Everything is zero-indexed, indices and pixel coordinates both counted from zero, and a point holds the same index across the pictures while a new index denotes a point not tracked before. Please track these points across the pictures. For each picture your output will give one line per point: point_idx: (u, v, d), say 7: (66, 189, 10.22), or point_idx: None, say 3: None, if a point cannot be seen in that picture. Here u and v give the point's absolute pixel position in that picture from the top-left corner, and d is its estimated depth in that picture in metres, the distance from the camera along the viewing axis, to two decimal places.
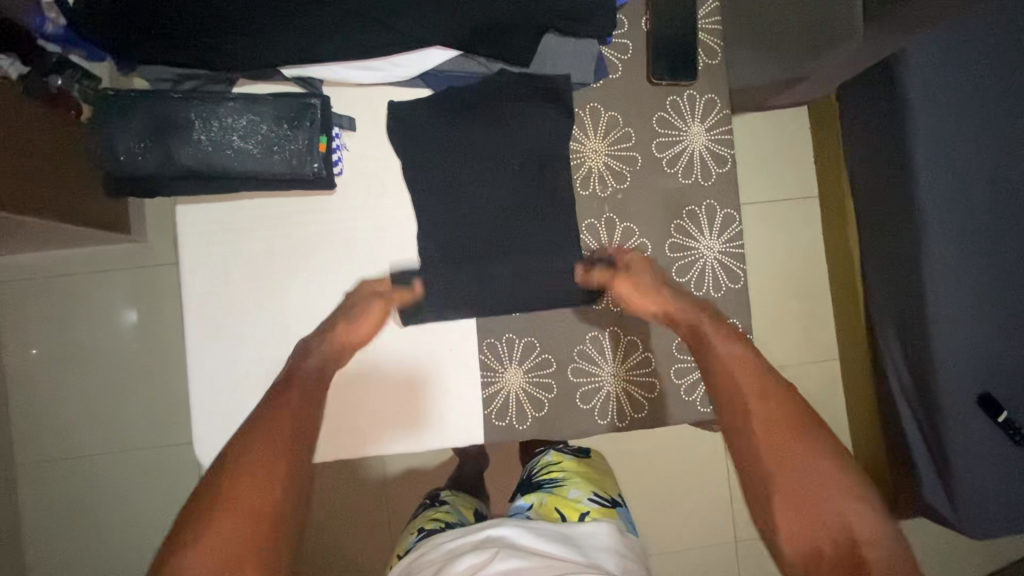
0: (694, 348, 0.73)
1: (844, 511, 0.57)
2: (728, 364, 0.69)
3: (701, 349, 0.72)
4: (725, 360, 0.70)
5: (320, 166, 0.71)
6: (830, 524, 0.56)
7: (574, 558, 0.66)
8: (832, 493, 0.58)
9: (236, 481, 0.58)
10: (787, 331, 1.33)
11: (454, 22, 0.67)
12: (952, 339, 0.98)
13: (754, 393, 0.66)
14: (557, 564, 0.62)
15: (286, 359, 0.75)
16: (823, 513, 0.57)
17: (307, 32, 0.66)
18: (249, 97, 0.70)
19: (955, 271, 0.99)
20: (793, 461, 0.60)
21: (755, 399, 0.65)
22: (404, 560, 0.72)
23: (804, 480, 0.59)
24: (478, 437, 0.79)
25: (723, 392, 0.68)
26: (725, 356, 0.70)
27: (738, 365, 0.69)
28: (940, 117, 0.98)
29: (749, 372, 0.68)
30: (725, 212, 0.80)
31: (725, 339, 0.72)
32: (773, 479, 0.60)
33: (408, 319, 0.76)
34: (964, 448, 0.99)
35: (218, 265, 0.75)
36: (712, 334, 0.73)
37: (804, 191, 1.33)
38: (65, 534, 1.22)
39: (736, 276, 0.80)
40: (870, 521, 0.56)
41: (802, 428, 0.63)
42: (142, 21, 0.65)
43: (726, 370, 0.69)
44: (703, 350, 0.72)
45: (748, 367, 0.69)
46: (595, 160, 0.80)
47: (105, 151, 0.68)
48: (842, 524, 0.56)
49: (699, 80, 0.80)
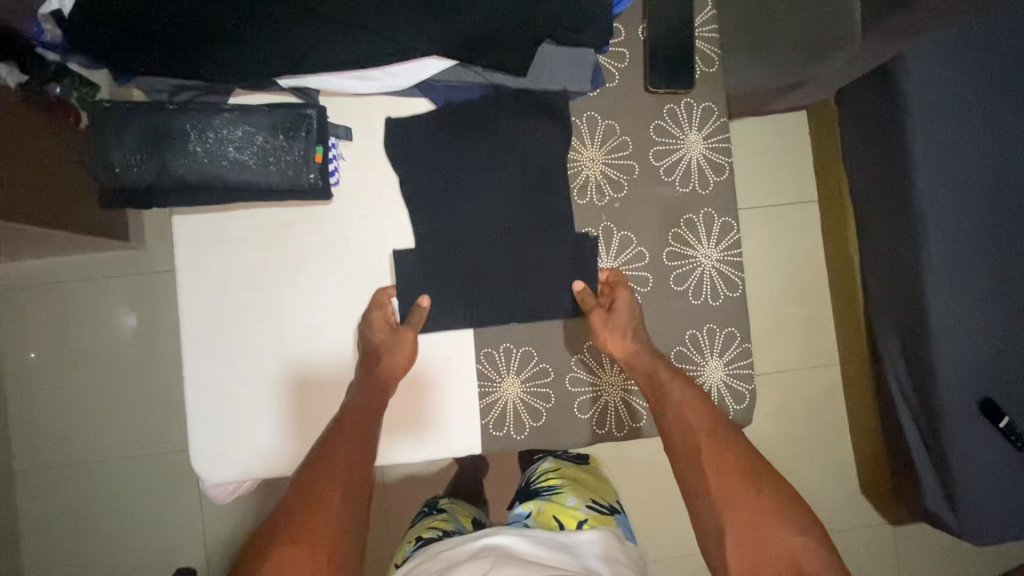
0: (654, 397, 0.74)
1: (790, 545, 0.60)
2: (684, 411, 0.71)
3: (660, 397, 0.73)
4: (681, 405, 0.72)
5: (317, 176, 0.71)
6: (776, 559, 0.59)
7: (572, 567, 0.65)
8: (779, 528, 0.61)
9: (282, 521, 0.61)
10: (787, 337, 1.33)
11: (451, 31, 0.67)
12: (954, 345, 0.98)
13: (706, 436, 0.69)
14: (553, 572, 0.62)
15: (322, 386, 0.75)
16: (771, 549, 0.60)
17: (303, 42, 0.66)
18: (245, 108, 0.69)
19: (956, 277, 0.98)
20: (741, 498, 0.64)
21: (707, 440, 0.69)
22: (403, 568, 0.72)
23: (751, 515, 0.62)
24: (476, 447, 0.78)
25: (678, 436, 0.71)
26: (680, 405, 0.72)
27: (692, 409, 0.71)
28: (940, 123, 0.98)
29: (702, 415, 0.71)
30: (723, 220, 0.80)
31: (680, 384, 0.73)
32: (725, 517, 0.63)
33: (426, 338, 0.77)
34: (966, 454, 0.99)
35: (216, 275, 0.75)
36: (669, 382, 0.74)
37: (802, 197, 1.33)
38: (64, 540, 1.22)
39: (735, 285, 0.80)
40: (813, 553, 0.60)
41: (751, 467, 0.67)
42: (138, 33, 0.65)
43: (682, 414, 0.71)
44: (662, 398, 0.73)
45: (703, 412, 0.72)
46: (593, 169, 0.79)
47: (100, 163, 0.67)
48: (789, 557, 0.59)
49: (696, 88, 0.80)
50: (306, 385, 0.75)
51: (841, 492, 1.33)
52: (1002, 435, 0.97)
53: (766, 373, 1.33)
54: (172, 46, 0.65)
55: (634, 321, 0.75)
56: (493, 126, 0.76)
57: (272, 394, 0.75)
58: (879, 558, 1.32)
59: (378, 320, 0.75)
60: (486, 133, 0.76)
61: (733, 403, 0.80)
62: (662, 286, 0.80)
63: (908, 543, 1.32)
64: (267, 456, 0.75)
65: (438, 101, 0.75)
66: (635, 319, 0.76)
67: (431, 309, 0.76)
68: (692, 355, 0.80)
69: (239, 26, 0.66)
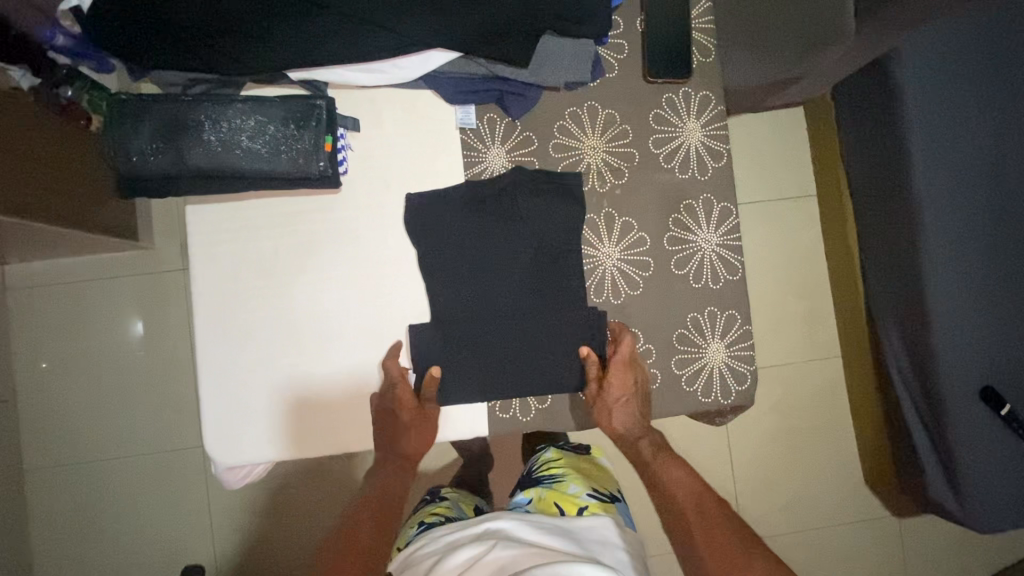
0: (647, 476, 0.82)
1: None
2: (675, 490, 0.79)
3: (652, 477, 0.82)
4: (671, 483, 0.80)
5: (326, 165, 0.72)
6: None
7: (574, 550, 0.66)
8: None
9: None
10: (789, 328, 1.34)
11: (455, 24, 0.69)
12: (953, 333, 0.99)
13: (695, 509, 0.77)
14: (555, 554, 0.62)
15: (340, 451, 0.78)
16: None
17: (313, 35, 0.68)
18: (258, 99, 0.71)
19: (954, 266, 0.99)
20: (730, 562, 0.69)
21: (695, 513, 0.76)
22: (403, 553, 0.73)
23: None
24: (482, 430, 0.79)
25: (672, 511, 0.78)
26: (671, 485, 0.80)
27: (682, 485, 0.79)
28: (935, 114, 0.99)
29: (690, 491, 0.79)
30: (723, 205, 0.82)
31: (670, 464, 0.82)
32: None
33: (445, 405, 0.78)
34: (968, 442, 0.99)
35: (229, 264, 0.77)
36: (659, 461, 0.82)
37: (801, 190, 1.35)
38: (74, 541, 1.23)
39: (735, 269, 0.82)
40: None
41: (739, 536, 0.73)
42: (154, 28, 0.67)
43: (673, 491, 0.79)
44: (653, 476, 0.81)
45: (693, 489, 0.79)
46: (594, 157, 0.81)
47: (118, 153, 0.70)
48: None
49: (694, 77, 0.82)
50: (313, 380, 0.77)
51: (845, 483, 1.33)
52: (1005, 423, 0.98)
53: (768, 365, 1.34)
54: (187, 40, 0.68)
55: (632, 394, 0.79)
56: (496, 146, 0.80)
57: (281, 383, 0.76)
58: (883, 548, 1.33)
59: (404, 396, 0.76)
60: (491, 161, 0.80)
61: (736, 384, 0.81)
62: (663, 271, 0.81)
63: (912, 533, 1.33)
64: (277, 443, 0.76)
65: (443, 91, 0.77)
66: (634, 391, 0.79)
67: (438, 296, 0.78)
68: (694, 338, 0.81)
69: (251, 18, 0.68)
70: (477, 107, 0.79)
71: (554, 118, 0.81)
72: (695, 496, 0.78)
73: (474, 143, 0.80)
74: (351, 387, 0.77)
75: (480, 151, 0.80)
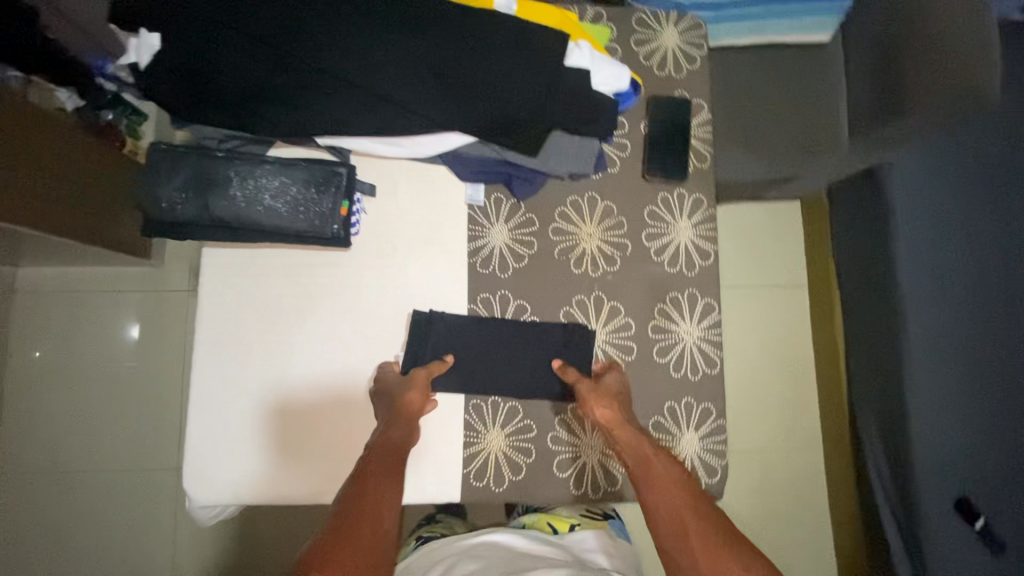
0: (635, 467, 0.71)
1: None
2: (666, 488, 0.68)
3: (644, 467, 0.71)
4: (664, 480, 0.69)
5: (339, 227, 0.77)
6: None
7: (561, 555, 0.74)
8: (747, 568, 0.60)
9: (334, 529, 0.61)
10: (771, 414, 1.36)
11: (472, 115, 0.75)
12: (931, 438, 1.00)
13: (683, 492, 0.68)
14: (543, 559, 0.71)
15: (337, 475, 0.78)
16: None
17: (341, 111, 0.75)
18: (284, 161, 0.77)
19: (936, 372, 1.00)
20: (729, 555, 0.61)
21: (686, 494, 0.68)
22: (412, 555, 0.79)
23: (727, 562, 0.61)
24: (456, 494, 0.80)
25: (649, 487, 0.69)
26: (660, 481, 0.69)
27: (674, 482, 0.69)
28: (923, 220, 1.02)
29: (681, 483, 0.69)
30: (706, 301, 0.86)
31: (665, 462, 0.71)
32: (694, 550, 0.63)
33: (453, 457, 0.80)
34: (943, 555, 0.97)
35: (233, 304, 0.80)
36: (654, 457, 0.71)
37: (792, 279, 1.39)
38: (35, 551, 1.21)
39: (713, 362, 0.85)
40: None
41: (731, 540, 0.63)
42: (201, 90, 0.74)
43: (661, 484, 0.69)
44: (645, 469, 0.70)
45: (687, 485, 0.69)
46: (589, 243, 0.86)
47: (148, 197, 0.75)
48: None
49: (689, 179, 0.88)
50: (294, 427, 0.78)
51: None
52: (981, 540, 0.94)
53: (748, 449, 1.35)
54: (229, 103, 0.74)
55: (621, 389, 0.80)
56: (498, 225, 0.85)
57: (264, 418, 0.79)
58: None
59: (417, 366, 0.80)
60: (490, 237, 0.85)
61: (706, 476, 0.83)
62: (646, 358, 0.85)
63: None
64: (254, 477, 0.78)
65: (456, 170, 0.83)
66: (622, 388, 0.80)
67: (426, 357, 0.81)
68: (668, 425, 0.83)
69: (291, 91, 0.74)
70: (486, 186, 0.85)
71: (557, 203, 0.86)
72: (688, 495, 0.68)
73: (479, 218, 0.85)
74: (331, 400, 0.80)
75: (485, 227, 0.85)
